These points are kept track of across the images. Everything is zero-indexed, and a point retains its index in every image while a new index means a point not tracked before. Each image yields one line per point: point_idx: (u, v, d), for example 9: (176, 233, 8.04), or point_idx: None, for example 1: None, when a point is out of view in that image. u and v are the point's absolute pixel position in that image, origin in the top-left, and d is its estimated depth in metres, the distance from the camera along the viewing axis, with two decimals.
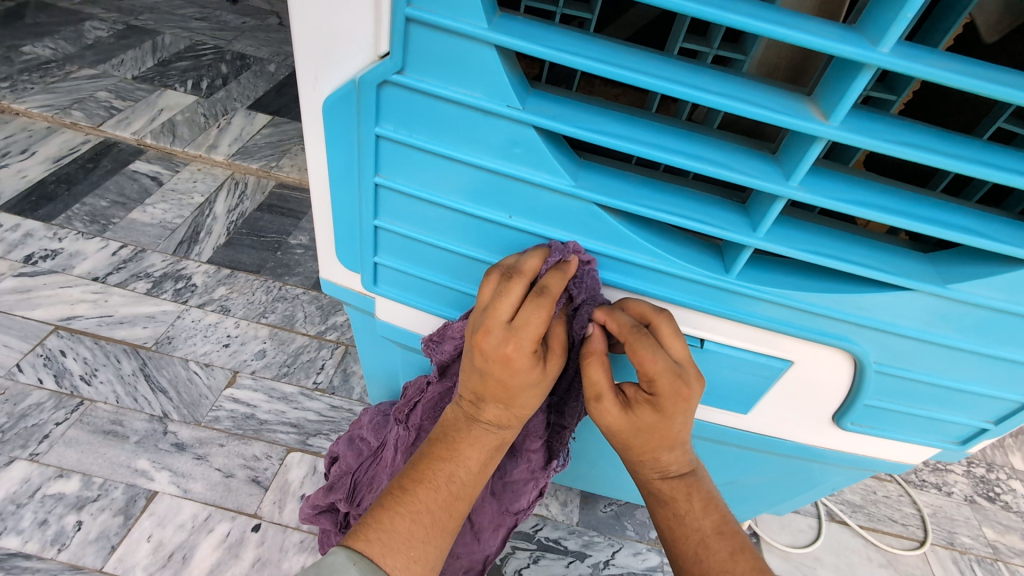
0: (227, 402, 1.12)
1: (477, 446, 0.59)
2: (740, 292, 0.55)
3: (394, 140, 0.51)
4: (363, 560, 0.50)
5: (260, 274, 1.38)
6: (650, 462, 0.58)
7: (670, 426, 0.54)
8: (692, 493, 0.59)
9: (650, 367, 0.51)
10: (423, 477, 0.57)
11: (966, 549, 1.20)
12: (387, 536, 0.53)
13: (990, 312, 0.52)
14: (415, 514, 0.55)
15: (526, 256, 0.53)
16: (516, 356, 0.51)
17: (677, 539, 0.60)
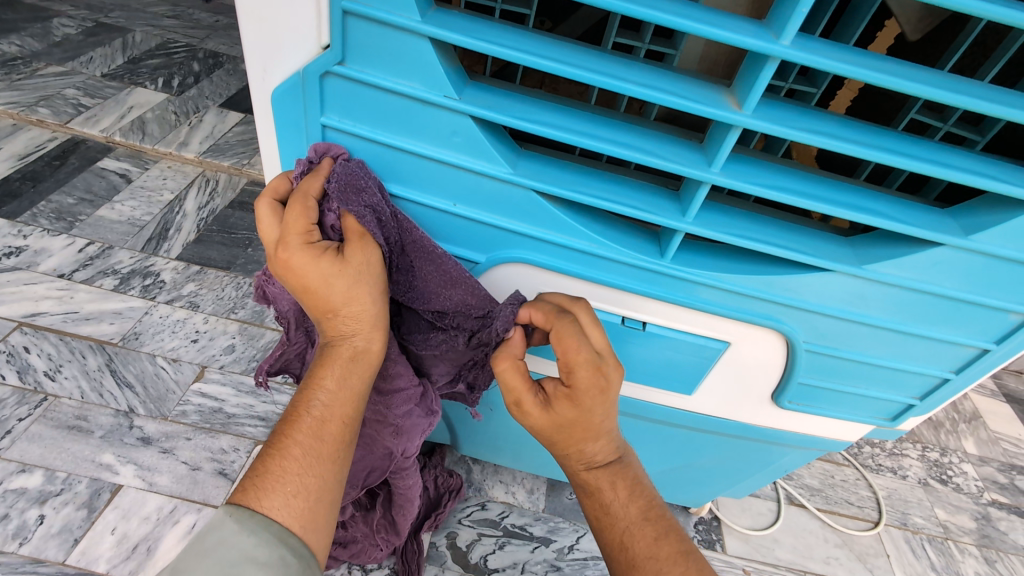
0: (195, 396, 1.13)
1: (333, 364, 0.56)
2: (675, 275, 0.58)
3: (339, 130, 0.53)
4: (236, 510, 0.50)
5: (230, 270, 1.38)
6: (575, 453, 0.60)
7: (587, 417, 0.56)
8: (617, 481, 0.61)
9: (570, 355, 0.54)
10: (295, 418, 0.55)
11: (917, 529, 1.25)
12: (263, 480, 0.52)
13: (905, 291, 0.55)
14: (287, 453, 0.53)
15: (277, 179, 0.56)
16: (289, 255, 0.52)
17: (608, 531, 0.61)
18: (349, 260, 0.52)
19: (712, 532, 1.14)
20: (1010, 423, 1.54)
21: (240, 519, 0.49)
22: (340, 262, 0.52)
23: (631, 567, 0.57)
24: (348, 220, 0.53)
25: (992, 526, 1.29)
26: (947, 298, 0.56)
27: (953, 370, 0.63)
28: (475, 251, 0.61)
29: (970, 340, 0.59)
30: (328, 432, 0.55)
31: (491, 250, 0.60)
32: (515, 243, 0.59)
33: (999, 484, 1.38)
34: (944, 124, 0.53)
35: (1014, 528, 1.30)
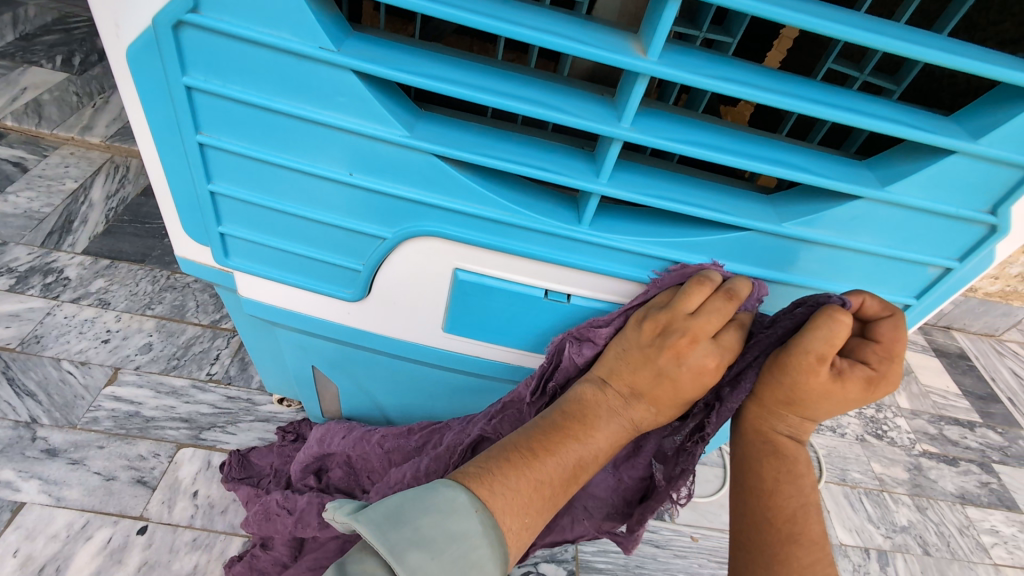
0: (107, 400, 1.04)
1: (609, 428, 0.56)
2: (594, 242, 0.54)
3: (209, 92, 0.47)
4: (482, 507, 0.47)
5: (145, 263, 1.28)
6: (770, 415, 0.56)
7: (821, 399, 0.53)
8: (808, 461, 0.57)
9: (895, 344, 0.52)
10: (553, 449, 0.53)
11: (856, 483, 1.29)
12: (496, 481, 0.50)
13: (826, 248, 0.54)
14: (538, 481, 0.51)
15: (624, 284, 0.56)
16: (682, 333, 0.52)
17: (769, 503, 0.55)
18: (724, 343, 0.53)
19: None
20: (938, 376, 1.61)
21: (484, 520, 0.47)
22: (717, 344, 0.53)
23: (790, 543, 0.54)
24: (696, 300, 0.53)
25: (923, 475, 1.35)
26: (867, 254, 0.55)
27: None
28: (381, 225, 0.55)
29: (892, 297, 0.59)
30: (567, 484, 0.54)
31: (398, 223, 0.55)
32: (423, 214, 0.54)
33: (930, 435, 1.45)
34: (861, 73, 0.51)
35: (943, 475, 1.37)
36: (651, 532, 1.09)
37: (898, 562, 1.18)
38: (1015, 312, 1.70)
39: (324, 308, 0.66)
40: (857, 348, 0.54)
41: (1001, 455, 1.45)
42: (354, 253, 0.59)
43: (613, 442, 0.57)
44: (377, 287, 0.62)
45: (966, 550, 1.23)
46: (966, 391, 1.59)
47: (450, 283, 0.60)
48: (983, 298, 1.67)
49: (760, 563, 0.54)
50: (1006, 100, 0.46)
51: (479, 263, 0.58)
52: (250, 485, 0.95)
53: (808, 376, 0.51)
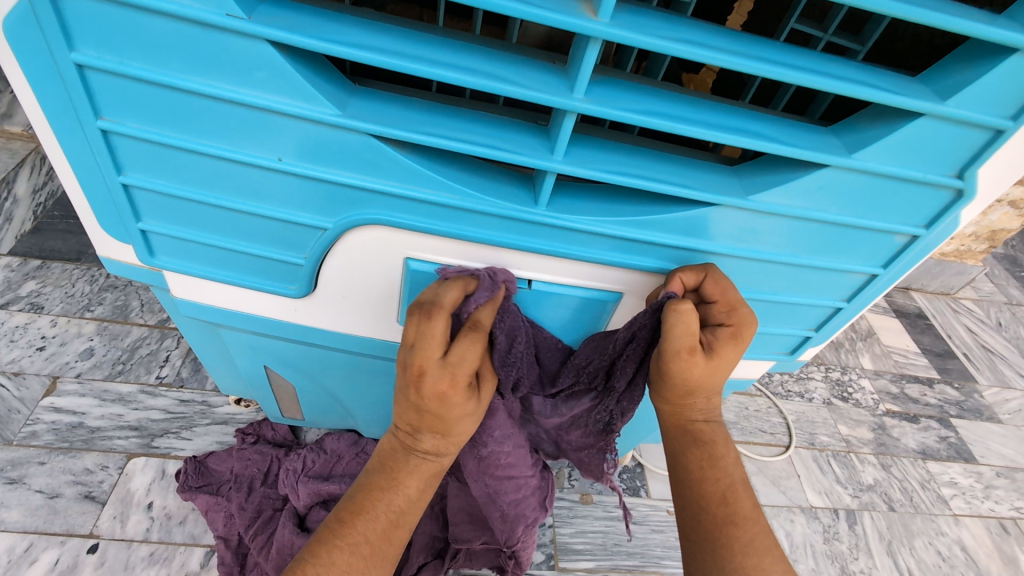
0: (46, 413, 0.97)
1: (418, 474, 0.54)
2: (553, 224, 0.51)
3: (103, 71, 0.41)
4: None
5: (80, 261, 1.18)
6: (681, 407, 0.58)
7: (709, 377, 0.54)
8: (727, 439, 0.59)
9: (727, 296, 0.53)
10: (360, 509, 0.52)
11: (824, 446, 1.32)
12: (322, 571, 0.48)
13: (792, 220, 0.52)
14: (353, 546, 0.50)
15: (452, 290, 0.49)
16: (454, 392, 0.49)
17: (696, 489, 0.57)
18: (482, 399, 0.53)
19: (637, 479, 1.14)
20: (899, 336, 1.66)
21: None
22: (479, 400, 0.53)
23: (730, 523, 0.55)
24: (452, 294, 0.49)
25: (886, 434, 1.39)
26: (834, 225, 0.53)
27: (844, 298, 0.62)
28: (320, 215, 0.51)
29: (859, 266, 0.58)
30: (399, 521, 0.53)
31: (340, 212, 0.50)
32: (365, 201, 0.49)
33: (892, 395, 1.49)
34: (824, 33, 0.49)
35: (905, 433, 1.41)
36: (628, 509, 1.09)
37: (865, 520, 1.21)
38: (969, 270, 1.75)
39: (269, 306, 0.61)
40: (705, 315, 0.55)
41: (958, 409, 1.51)
42: (293, 246, 0.54)
43: (433, 477, 0.56)
44: (323, 281, 0.57)
45: (928, 504, 1.28)
46: (925, 350, 1.64)
47: (401, 273, 0.56)
48: (939, 258, 1.71)
49: (708, 556, 0.55)
50: (974, 58, 0.44)
51: (432, 251, 0.54)
52: (209, 493, 0.90)
53: (688, 367, 0.52)
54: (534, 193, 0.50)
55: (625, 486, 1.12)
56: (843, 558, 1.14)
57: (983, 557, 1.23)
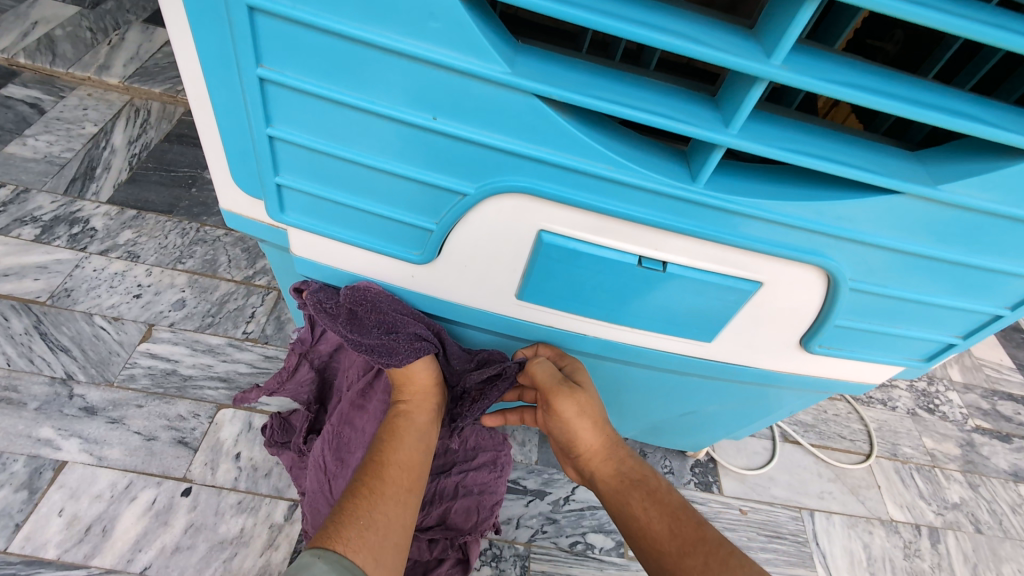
0: (143, 357, 1.00)
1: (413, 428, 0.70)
2: (707, 204, 0.47)
3: (273, 15, 0.39)
4: (325, 553, 0.54)
5: (172, 214, 1.22)
6: (599, 452, 0.70)
7: (592, 403, 0.68)
8: (657, 477, 0.68)
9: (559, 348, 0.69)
10: (377, 473, 0.64)
11: (907, 458, 1.25)
12: (344, 535, 0.57)
13: (980, 216, 0.47)
14: (367, 512, 0.60)
15: (541, 365, 0.66)
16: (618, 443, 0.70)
17: (641, 526, 0.63)
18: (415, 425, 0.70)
19: (709, 474, 1.11)
20: (993, 349, 1.55)
21: (331, 563, 0.53)
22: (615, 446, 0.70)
23: (680, 553, 0.59)
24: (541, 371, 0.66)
25: (976, 452, 1.31)
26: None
27: (1006, 306, 0.57)
28: (462, 180, 0.49)
29: None
30: (410, 487, 0.65)
31: (482, 178, 0.48)
32: (512, 168, 0.47)
33: (983, 410, 1.40)
34: None
35: (996, 452, 1.32)
36: (699, 504, 1.08)
37: (949, 539, 1.14)
38: None
39: (385, 271, 0.60)
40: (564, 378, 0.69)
41: None
42: (428, 210, 0.52)
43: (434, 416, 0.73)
44: (447, 249, 0.56)
45: (1018, 529, 1.20)
46: (1021, 366, 1.52)
47: (532, 246, 0.54)
48: None
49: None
50: None
51: (569, 225, 0.52)
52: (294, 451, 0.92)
53: (557, 393, 0.65)
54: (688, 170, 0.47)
55: (697, 480, 1.10)
56: None
57: None
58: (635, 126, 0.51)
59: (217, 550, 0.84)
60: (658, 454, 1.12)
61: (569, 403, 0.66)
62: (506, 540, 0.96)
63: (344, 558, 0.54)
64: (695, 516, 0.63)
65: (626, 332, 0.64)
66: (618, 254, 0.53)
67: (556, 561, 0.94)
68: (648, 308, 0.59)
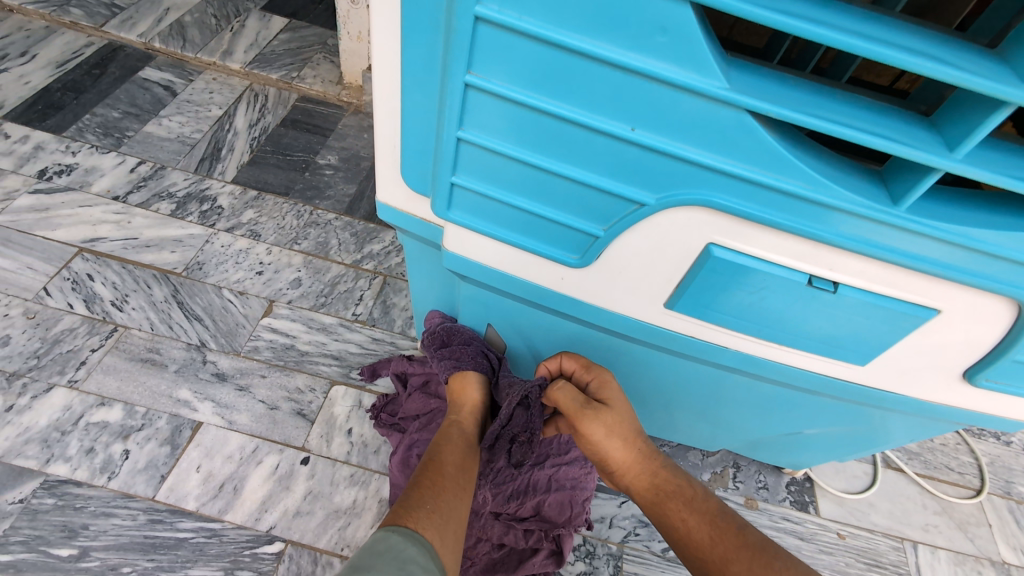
0: (265, 331, 1.07)
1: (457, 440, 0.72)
2: (904, 228, 0.46)
3: (497, 25, 0.40)
4: (399, 529, 0.55)
5: (288, 196, 1.28)
6: (633, 468, 0.69)
7: (620, 416, 0.68)
8: (693, 484, 0.68)
9: (580, 361, 0.72)
10: (435, 469, 0.66)
11: (1022, 498, 1.16)
12: (416, 516, 0.58)
13: None
14: (434, 499, 0.61)
15: (563, 391, 0.69)
16: (646, 447, 0.69)
17: (684, 535, 0.64)
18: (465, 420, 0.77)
19: (805, 494, 1.08)
20: None
21: (404, 537, 0.54)
22: (649, 455, 0.69)
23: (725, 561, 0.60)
24: (563, 396, 0.68)
25: None
26: None
27: None
28: (643, 190, 0.49)
29: None
30: (464, 485, 0.67)
31: (665, 189, 0.48)
32: (701, 181, 0.47)
33: None
34: None
35: None
36: (795, 524, 1.05)
37: None
38: None
39: (537, 271, 0.62)
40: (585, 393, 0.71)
41: None
42: (599, 217, 0.53)
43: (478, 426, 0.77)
44: (608, 254, 0.56)
45: None
46: None
47: (697, 257, 0.54)
48: None
49: None
50: None
51: (742, 240, 0.51)
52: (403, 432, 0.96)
53: (582, 415, 0.67)
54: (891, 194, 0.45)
55: (792, 499, 1.08)
56: None
57: None
58: (821, 141, 0.50)
59: (333, 518, 0.90)
60: (752, 467, 1.10)
61: (595, 425, 0.66)
62: (599, 538, 0.96)
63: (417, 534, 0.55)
64: (736, 521, 0.63)
65: (770, 348, 0.63)
66: (788, 272, 0.52)
67: (648, 565, 0.95)
68: (804, 325, 0.58)
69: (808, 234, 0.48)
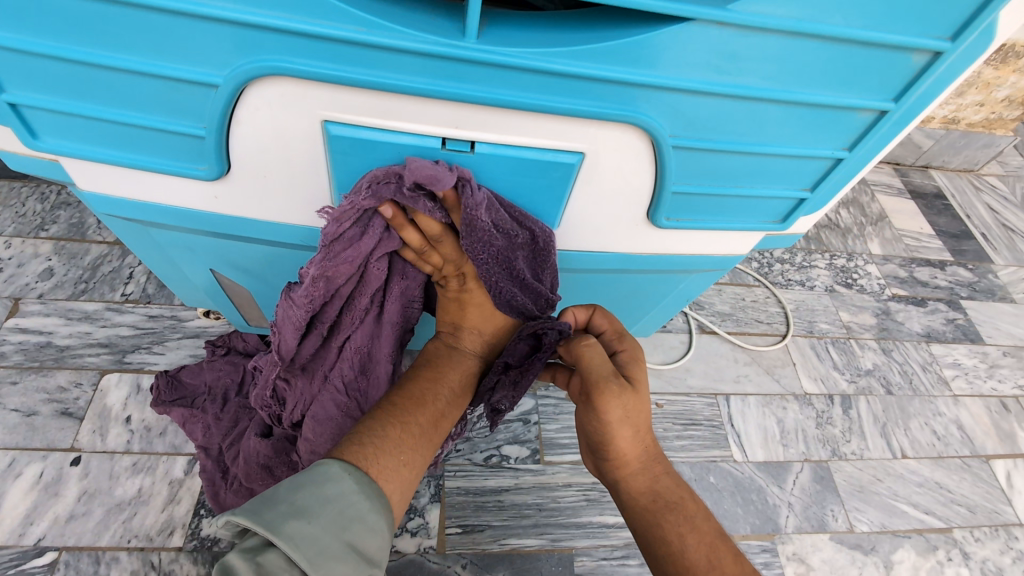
0: (12, 333, 0.94)
1: (457, 368, 0.69)
2: (486, 63, 0.42)
3: None
4: (355, 471, 0.53)
5: (27, 178, 1.11)
6: (631, 472, 0.65)
7: (642, 404, 0.61)
8: (685, 496, 0.65)
9: (613, 326, 0.66)
10: (416, 403, 0.64)
11: (822, 334, 1.27)
12: (375, 457, 0.56)
13: (784, 40, 0.41)
14: (399, 434, 0.60)
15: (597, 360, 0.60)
16: (653, 447, 0.65)
17: (675, 550, 0.60)
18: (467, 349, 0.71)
19: None
20: (911, 220, 1.59)
21: (358, 480, 0.53)
22: (647, 460, 0.65)
23: None
24: (593, 360, 0.60)
25: (890, 319, 1.34)
26: (838, 43, 0.42)
27: (846, 147, 0.52)
28: (206, 68, 0.42)
29: (863, 102, 0.47)
30: (437, 428, 0.64)
31: (226, 62, 0.42)
32: (253, 45, 0.41)
33: (899, 279, 1.43)
34: None
35: (910, 317, 1.36)
36: None
37: (861, 404, 1.18)
38: (997, 143, 1.69)
39: (185, 194, 0.55)
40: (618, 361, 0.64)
41: (969, 291, 1.46)
42: (189, 113, 0.46)
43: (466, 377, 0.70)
44: (234, 157, 0.50)
45: (927, 385, 1.25)
46: (939, 232, 1.58)
47: (322, 140, 0.48)
48: (965, 129, 1.64)
49: None
50: None
51: (350, 112, 0.46)
52: (184, 407, 0.89)
53: (608, 394, 0.59)
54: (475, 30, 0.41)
55: None
56: (835, 441, 1.12)
57: (979, 435, 1.20)
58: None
59: (115, 512, 0.83)
60: None
61: (616, 401, 0.59)
62: None
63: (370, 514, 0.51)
64: (728, 540, 0.62)
65: None
66: (418, 138, 0.48)
67: (470, 476, 0.95)
68: None
69: (400, 88, 0.43)
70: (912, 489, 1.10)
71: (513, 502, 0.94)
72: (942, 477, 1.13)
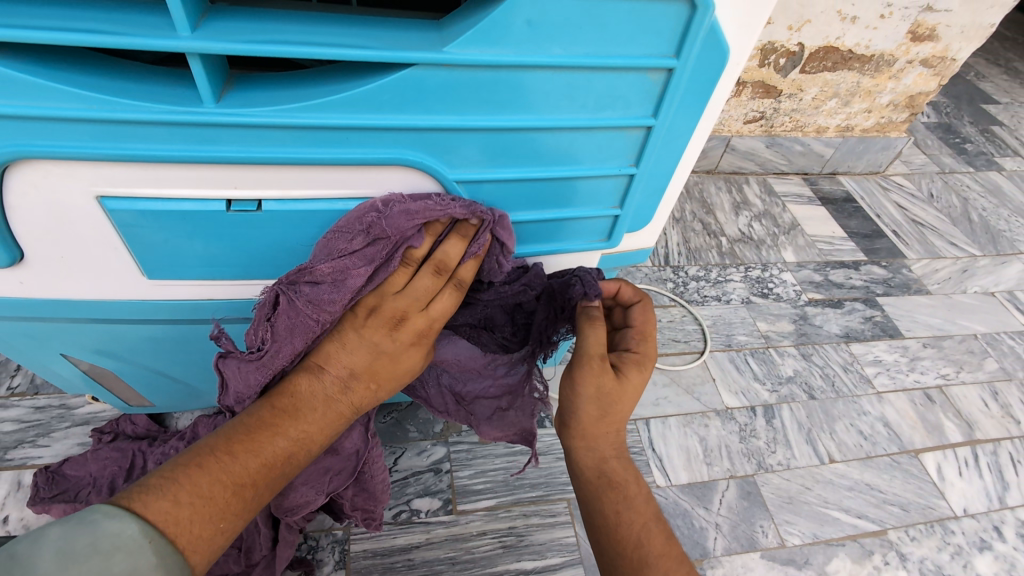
0: None
1: (318, 411, 0.56)
2: (234, 124, 0.43)
3: None
4: (150, 531, 0.42)
5: None
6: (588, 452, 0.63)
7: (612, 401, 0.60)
8: (641, 498, 0.61)
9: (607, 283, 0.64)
10: (253, 445, 0.51)
11: (741, 346, 1.28)
12: (171, 511, 0.44)
13: (513, 73, 0.44)
14: (206, 487, 0.47)
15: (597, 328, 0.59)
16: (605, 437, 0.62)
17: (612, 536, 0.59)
18: (352, 381, 0.58)
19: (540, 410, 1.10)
20: (823, 225, 1.64)
21: (155, 548, 0.42)
22: (600, 450, 0.62)
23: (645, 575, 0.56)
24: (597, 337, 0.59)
25: (808, 324, 1.36)
26: (568, 71, 0.44)
27: (632, 162, 0.54)
28: None
29: (623, 121, 0.49)
30: (270, 478, 0.52)
31: None
32: None
33: (815, 283, 1.46)
34: None
35: (828, 319, 1.38)
36: None
37: (784, 413, 1.18)
38: (894, 144, 1.77)
39: None
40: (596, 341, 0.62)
41: (885, 287, 1.49)
42: None
43: (338, 414, 0.58)
44: (22, 239, 0.50)
45: (849, 386, 1.25)
46: (851, 234, 1.62)
47: (104, 217, 0.49)
48: (861, 135, 1.72)
49: None
50: None
51: (121, 185, 0.47)
52: (66, 501, 0.85)
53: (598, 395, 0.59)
54: (225, 97, 0.43)
55: None
56: (760, 454, 1.11)
57: (906, 430, 1.19)
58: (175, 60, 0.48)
59: None
60: None
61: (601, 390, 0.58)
62: (323, 529, 0.92)
63: (179, 559, 0.43)
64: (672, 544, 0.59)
65: None
66: (199, 204, 0.49)
67: (377, 536, 0.91)
68: (285, 253, 0.56)
69: (157, 157, 0.44)
70: (842, 494, 1.08)
71: (423, 559, 0.90)
72: (872, 478, 1.11)
